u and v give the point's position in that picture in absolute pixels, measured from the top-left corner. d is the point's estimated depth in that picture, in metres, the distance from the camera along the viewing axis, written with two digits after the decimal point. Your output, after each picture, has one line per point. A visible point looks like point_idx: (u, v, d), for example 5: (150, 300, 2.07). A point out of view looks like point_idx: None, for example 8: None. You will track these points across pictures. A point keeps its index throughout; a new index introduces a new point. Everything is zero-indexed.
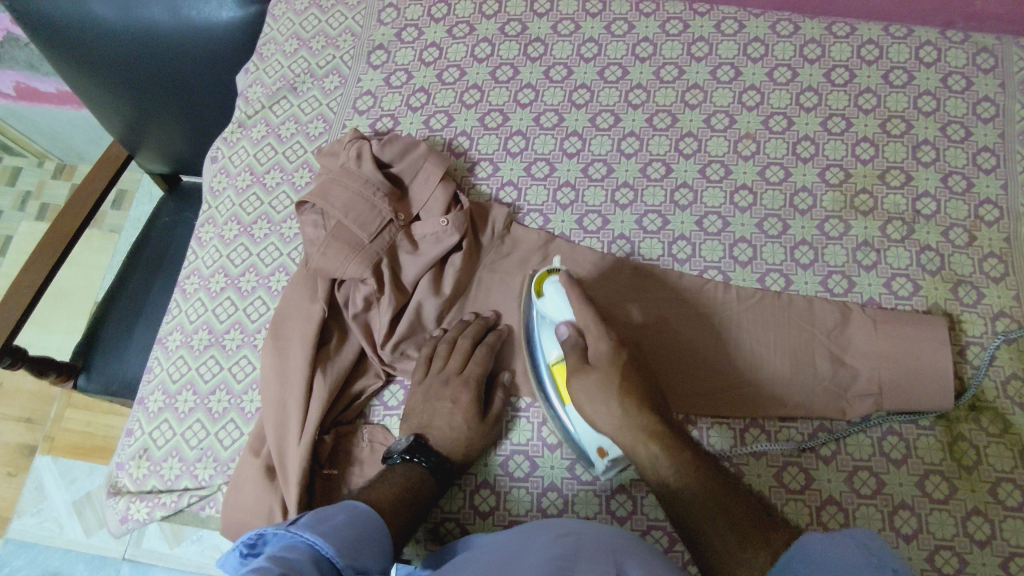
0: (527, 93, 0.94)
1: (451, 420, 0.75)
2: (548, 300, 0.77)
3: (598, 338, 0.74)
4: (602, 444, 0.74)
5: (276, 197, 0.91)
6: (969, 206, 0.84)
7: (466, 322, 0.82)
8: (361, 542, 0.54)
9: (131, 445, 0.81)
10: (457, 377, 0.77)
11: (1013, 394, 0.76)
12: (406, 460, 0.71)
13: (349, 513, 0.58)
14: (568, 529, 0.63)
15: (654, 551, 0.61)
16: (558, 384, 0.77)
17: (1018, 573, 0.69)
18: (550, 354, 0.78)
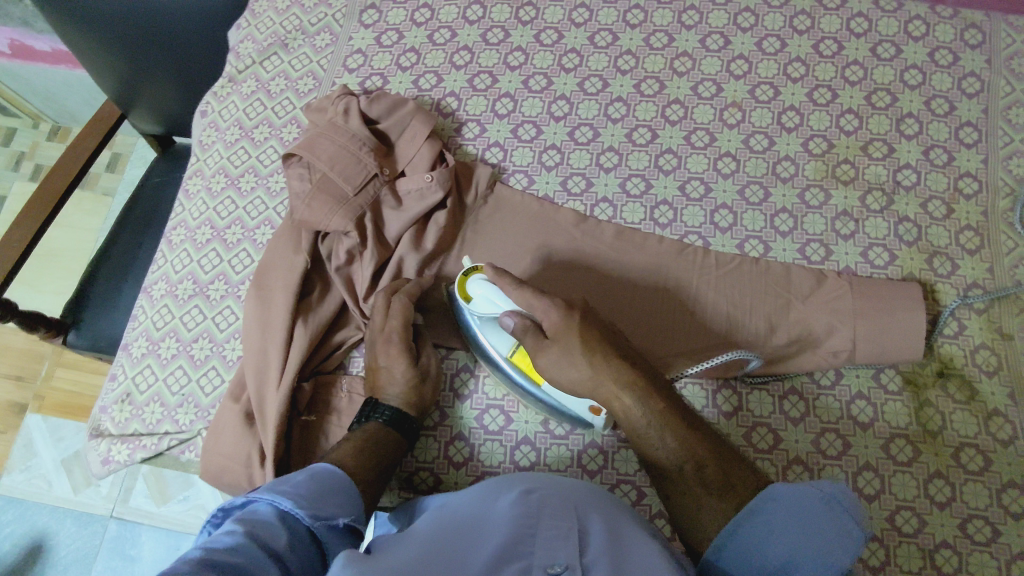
0: (517, 56, 0.94)
1: (391, 377, 0.75)
2: (479, 300, 0.74)
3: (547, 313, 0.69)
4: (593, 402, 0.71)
5: (263, 151, 0.91)
6: (949, 178, 0.85)
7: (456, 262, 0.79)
8: (326, 492, 0.58)
9: (114, 389, 0.83)
10: (382, 334, 0.76)
11: (981, 363, 0.78)
12: (364, 422, 0.74)
13: (309, 472, 0.60)
14: (530, 484, 0.62)
15: (617, 506, 0.62)
16: (524, 369, 0.73)
17: (975, 534, 0.71)
18: (500, 346, 0.74)
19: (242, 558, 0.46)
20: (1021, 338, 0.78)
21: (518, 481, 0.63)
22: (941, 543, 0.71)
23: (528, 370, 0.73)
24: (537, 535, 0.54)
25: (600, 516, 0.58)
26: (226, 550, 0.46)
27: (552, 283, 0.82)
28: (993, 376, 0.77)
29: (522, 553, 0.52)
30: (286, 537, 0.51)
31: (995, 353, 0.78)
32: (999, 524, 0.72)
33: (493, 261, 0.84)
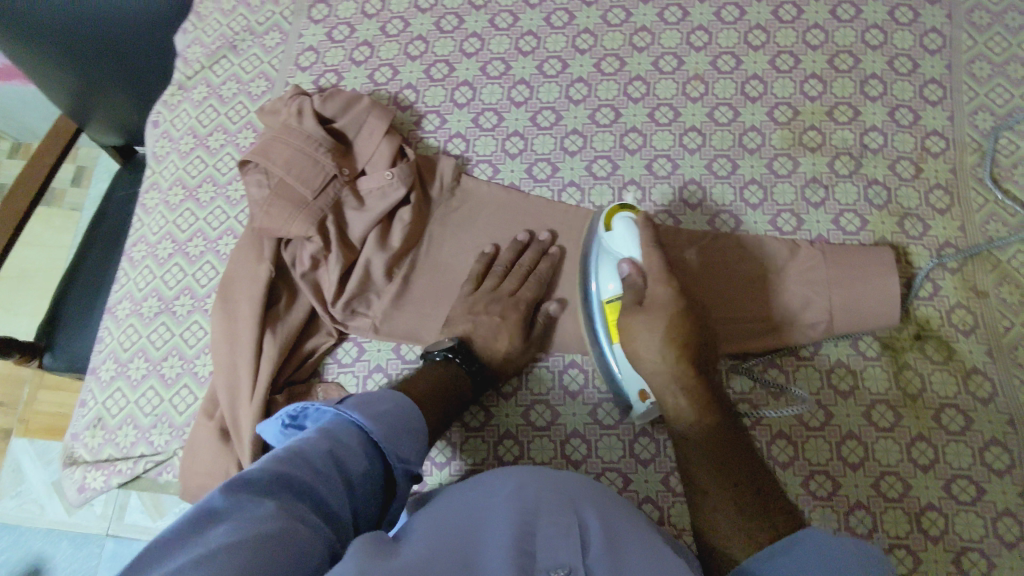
0: (472, 42, 0.92)
1: (498, 336, 0.75)
2: (616, 235, 0.73)
3: (657, 283, 0.68)
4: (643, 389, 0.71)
5: (219, 159, 0.89)
6: (916, 138, 0.84)
7: (521, 244, 0.81)
8: (407, 428, 0.59)
9: (85, 415, 0.81)
10: (509, 298, 0.77)
11: (957, 322, 0.78)
12: (447, 358, 0.73)
13: (394, 403, 0.60)
14: (521, 477, 0.57)
15: (611, 502, 0.57)
16: (608, 322, 0.73)
17: (960, 495, 0.72)
18: (604, 288, 0.74)
19: (316, 477, 0.49)
20: (996, 295, 0.78)
21: (508, 475, 0.57)
22: (927, 506, 0.72)
23: (611, 324, 0.73)
24: (537, 532, 0.49)
25: (598, 509, 0.55)
26: (304, 466, 0.49)
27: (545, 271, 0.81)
28: (970, 334, 0.77)
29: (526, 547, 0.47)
30: (363, 464, 0.54)
31: (971, 312, 0.78)
32: (982, 482, 0.72)
33: (467, 251, 0.83)
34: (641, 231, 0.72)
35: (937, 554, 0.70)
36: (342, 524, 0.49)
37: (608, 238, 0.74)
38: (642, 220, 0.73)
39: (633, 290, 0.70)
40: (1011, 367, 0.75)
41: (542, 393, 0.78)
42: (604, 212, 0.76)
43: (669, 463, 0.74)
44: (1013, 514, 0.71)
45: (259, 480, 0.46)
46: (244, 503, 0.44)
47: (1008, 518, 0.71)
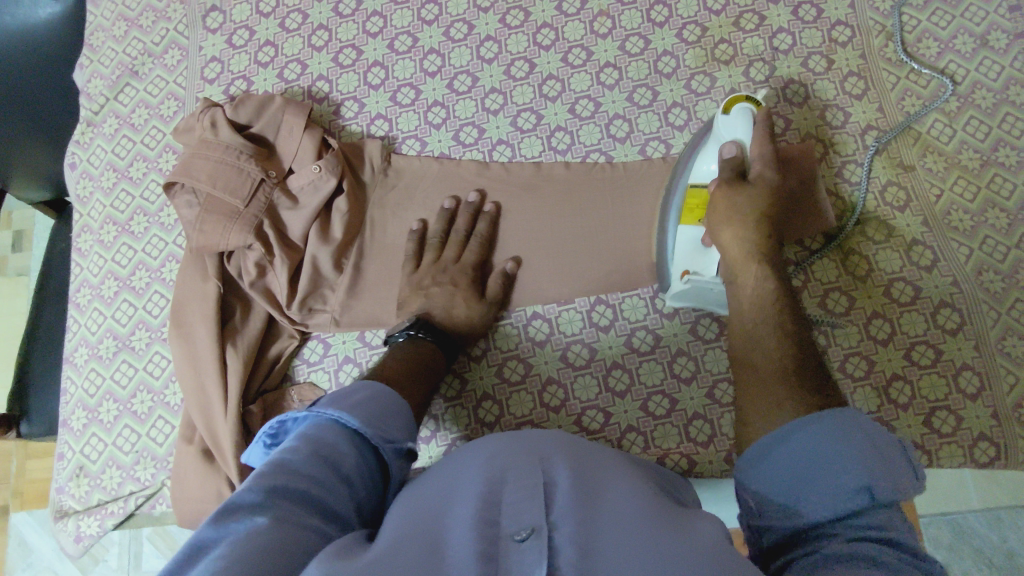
0: (375, 21, 0.91)
1: (455, 303, 0.76)
2: (733, 121, 0.69)
3: (765, 168, 0.68)
4: (690, 269, 0.72)
5: (146, 188, 0.87)
6: (823, 31, 0.86)
7: (451, 211, 0.82)
8: (388, 413, 0.56)
9: (65, 467, 0.80)
10: (455, 265, 0.79)
11: (892, 200, 0.80)
12: (412, 335, 0.73)
13: (371, 390, 0.58)
14: (491, 443, 0.57)
15: (587, 449, 0.58)
16: (687, 202, 0.72)
17: (921, 359, 0.75)
18: (703, 168, 0.72)
19: (310, 483, 0.46)
20: (922, 166, 0.81)
21: (483, 444, 0.57)
22: (893, 377, 0.75)
23: (692, 207, 0.72)
24: (503, 500, 0.48)
25: (573, 458, 0.55)
26: (292, 473, 0.46)
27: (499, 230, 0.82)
28: (904, 209, 0.80)
29: (488, 518, 0.47)
30: (353, 458, 0.51)
31: (903, 187, 0.80)
32: (939, 344, 0.75)
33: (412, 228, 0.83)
34: (758, 123, 0.68)
35: (908, 419, 0.74)
36: (345, 521, 0.47)
37: (721, 121, 0.70)
38: (761, 113, 0.68)
39: (736, 169, 0.68)
40: (948, 232, 0.78)
41: (511, 349, 0.80)
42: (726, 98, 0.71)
43: (646, 389, 0.76)
44: (971, 368, 0.74)
45: (247, 502, 0.43)
46: (236, 527, 0.41)
47: (967, 372, 0.74)
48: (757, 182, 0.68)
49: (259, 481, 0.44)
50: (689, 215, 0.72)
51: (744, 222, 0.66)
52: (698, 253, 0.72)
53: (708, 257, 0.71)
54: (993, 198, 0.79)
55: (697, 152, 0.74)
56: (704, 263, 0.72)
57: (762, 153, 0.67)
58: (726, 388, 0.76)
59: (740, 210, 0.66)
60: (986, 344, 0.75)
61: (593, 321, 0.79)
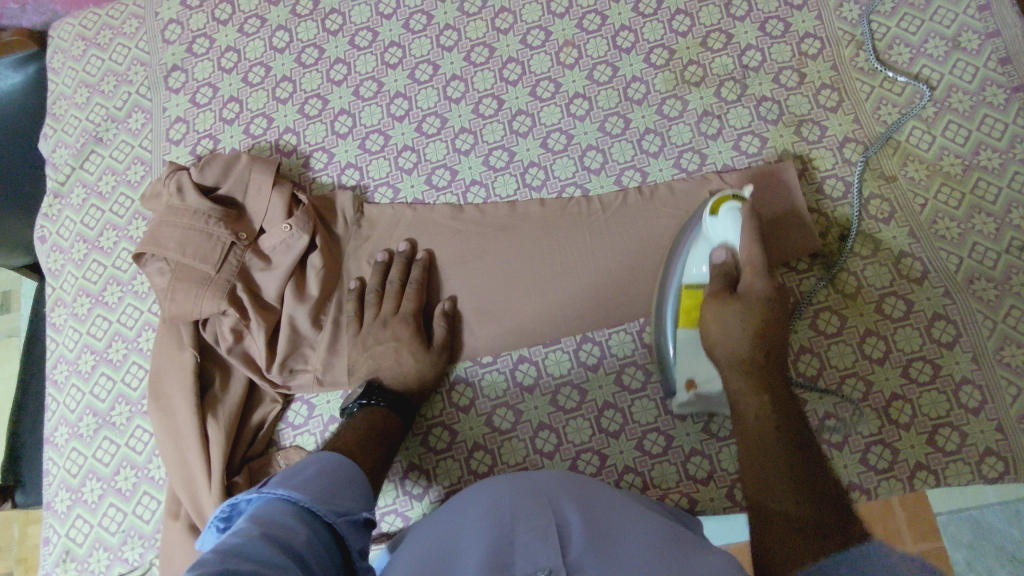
0: (339, 68, 0.89)
1: (399, 358, 0.74)
2: (721, 223, 0.69)
3: (755, 277, 0.66)
4: (692, 378, 0.70)
5: (117, 257, 0.86)
6: (792, 45, 0.84)
7: (384, 263, 0.80)
8: (337, 487, 0.56)
9: (52, 552, 0.78)
10: (394, 317, 0.77)
11: (876, 212, 0.78)
12: (365, 404, 0.71)
13: (319, 466, 0.59)
14: (500, 486, 0.57)
15: (595, 491, 0.58)
16: (682, 306, 0.71)
17: (919, 376, 0.73)
18: (693, 271, 0.71)
19: (259, 563, 0.42)
20: (904, 175, 0.79)
21: (490, 487, 0.58)
22: (892, 396, 0.73)
23: (686, 309, 0.71)
24: (515, 543, 0.49)
25: (580, 502, 0.55)
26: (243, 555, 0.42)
27: (467, 276, 0.80)
28: (890, 221, 0.78)
29: (502, 565, 0.47)
30: (303, 533, 0.48)
31: (887, 199, 0.79)
32: (936, 358, 0.73)
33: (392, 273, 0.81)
34: (747, 222, 0.68)
35: (911, 439, 0.72)
36: None
37: (711, 222, 0.70)
38: (748, 211, 0.68)
39: (726, 279, 0.68)
40: (935, 241, 0.77)
41: (499, 396, 0.78)
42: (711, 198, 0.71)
43: (640, 428, 0.74)
44: (971, 381, 0.72)
45: None
46: None
47: (967, 385, 0.72)
48: (751, 295, 0.66)
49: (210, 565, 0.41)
50: (685, 319, 0.71)
51: (736, 334, 0.65)
52: (698, 364, 0.70)
53: (708, 366, 0.70)
54: (979, 203, 0.77)
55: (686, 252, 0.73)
56: (705, 373, 0.70)
57: (751, 257, 0.67)
58: (721, 421, 0.74)
59: (733, 329, 0.65)
60: (985, 355, 0.73)
61: (581, 361, 0.77)
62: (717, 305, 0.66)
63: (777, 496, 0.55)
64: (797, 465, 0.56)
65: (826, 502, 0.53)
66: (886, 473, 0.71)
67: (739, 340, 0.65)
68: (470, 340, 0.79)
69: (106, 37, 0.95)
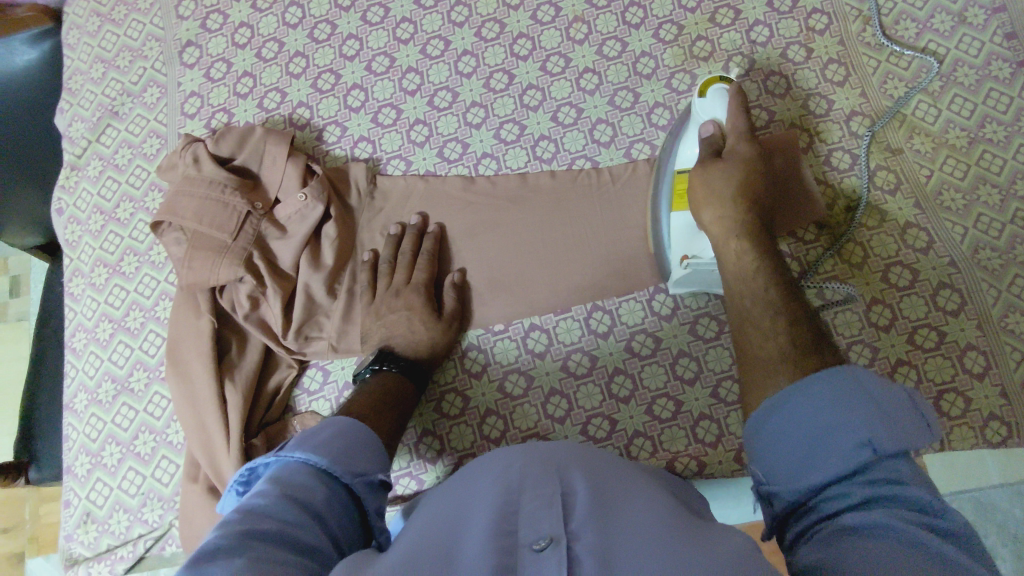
0: (351, 44, 0.91)
1: (411, 327, 0.76)
2: (708, 101, 0.73)
3: (739, 141, 0.70)
4: (687, 252, 0.73)
5: (134, 228, 0.87)
6: (800, 20, 0.85)
7: (397, 235, 0.81)
8: (354, 448, 0.56)
9: (72, 514, 0.79)
10: (406, 287, 0.78)
11: (882, 184, 0.80)
12: (377, 369, 0.73)
13: (336, 426, 0.58)
14: (508, 459, 0.58)
15: (604, 463, 0.59)
16: (675, 188, 0.74)
17: (924, 343, 0.74)
18: (685, 153, 0.75)
19: (281, 522, 0.45)
20: (910, 148, 0.80)
21: (498, 460, 0.58)
22: (898, 363, 0.74)
23: (678, 193, 0.73)
24: (521, 511, 0.49)
25: (590, 471, 0.55)
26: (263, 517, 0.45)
27: (478, 244, 0.81)
28: (896, 192, 0.79)
29: (506, 531, 0.47)
30: (322, 493, 0.50)
31: (893, 171, 0.80)
32: (942, 326, 0.74)
33: None
34: (733, 99, 0.71)
35: None
36: (322, 554, 0.46)
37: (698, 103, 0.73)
38: (734, 90, 0.72)
39: (714, 145, 0.71)
40: (941, 212, 0.78)
41: (511, 363, 0.79)
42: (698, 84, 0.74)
43: (649, 393, 0.76)
44: (976, 347, 0.74)
45: (220, 546, 0.41)
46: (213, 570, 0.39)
47: (972, 352, 0.73)
48: (732, 157, 0.70)
49: (232, 526, 0.43)
50: (678, 202, 0.73)
51: (722, 191, 0.68)
52: (692, 238, 0.72)
53: (703, 238, 0.72)
54: (984, 174, 0.78)
55: (678, 141, 0.76)
56: (699, 246, 0.72)
57: (737, 126, 0.71)
58: (730, 386, 0.75)
59: (720, 186, 0.68)
60: (989, 323, 0.74)
61: (592, 328, 0.79)
62: (706, 167, 0.69)
63: (764, 337, 0.59)
64: (781, 302, 0.61)
65: (807, 335, 0.57)
66: None
67: (724, 197, 0.67)
68: (483, 308, 0.80)
69: (121, 13, 0.96)
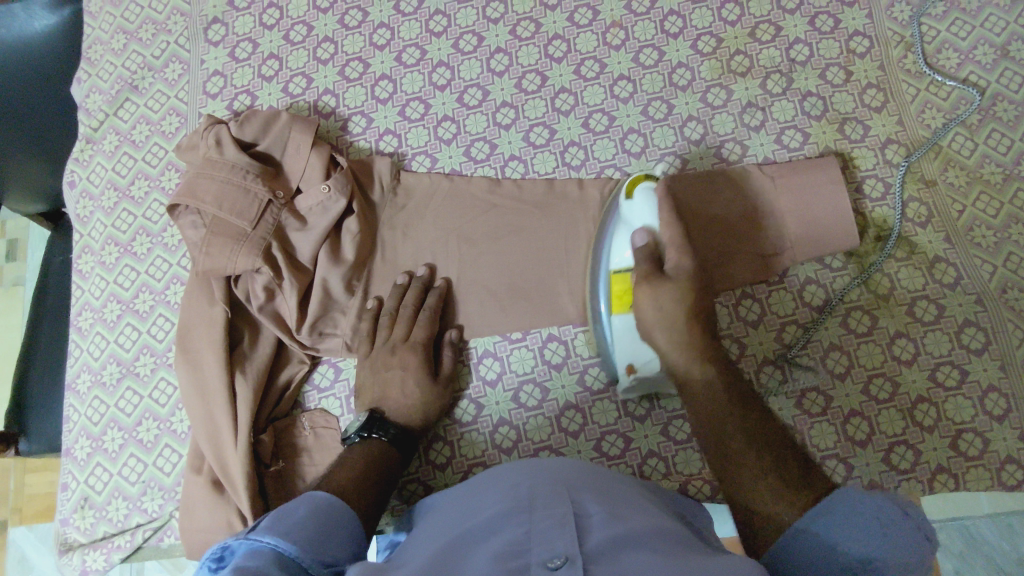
0: (382, 33, 0.88)
1: (404, 388, 0.73)
2: (637, 206, 0.70)
3: (678, 251, 0.67)
4: (632, 361, 0.72)
5: (148, 207, 0.85)
6: (841, 42, 0.84)
7: (402, 286, 0.78)
8: (328, 530, 0.51)
9: (69, 498, 0.78)
10: (404, 343, 0.75)
11: (913, 216, 0.79)
12: (365, 437, 0.70)
13: (310, 504, 0.53)
14: (517, 476, 0.57)
15: (614, 483, 0.57)
16: (614, 291, 0.72)
17: (945, 381, 0.74)
18: (619, 256, 0.72)
19: None
20: (944, 181, 0.79)
21: (508, 476, 0.57)
22: (917, 399, 0.73)
23: (618, 295, 0.72)
24: (532, 529, 0.48)
25: (601, 494, 0.53)
26: None
27: (492, 253, 0.80)
28: (927, 225, 0.78)
29: (518, 550, 0.45)
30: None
31: (925, 203, 0.79)
32: (964, 364, 0.74)
33: (423, 246, 0.81)
34: (661, 202, 0.69)
35: (935, 442, 0.72)
36: None
37: (629, 208, 0.71)
38: (660, 190, 0.69)
39: (650, 256, 0.68)
40: (971, 248, 0.77)
41: (527, 373, 0.78)
42: (627, 182, 0.73)
43: (665, 413, 0.75)
44: (997, 389, 0.73)
45: None
46: None
47: (993, 393, 0.73)
48: (675, 271, 0.67)
49: None
50: (619, 304, 0.72)
51: (671, 318, 0.66)
52: (635, 344, 0.71)
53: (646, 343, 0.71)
54: (1016, 213, 0.77)
55: (610, 238, 0.74)
56: (643, 355, 0.71)
57: (671, 233, 0.68)
58: None
59: (666, 306, 0.66)
60: (1012, 364, 0.73)
61: None
62: (653, 283, 0.67)
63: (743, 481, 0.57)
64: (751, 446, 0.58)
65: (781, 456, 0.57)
66: (907, 474, 0.72)
67: (673, 323, 0.66)
68: (496, 315, 0.79)
69: None
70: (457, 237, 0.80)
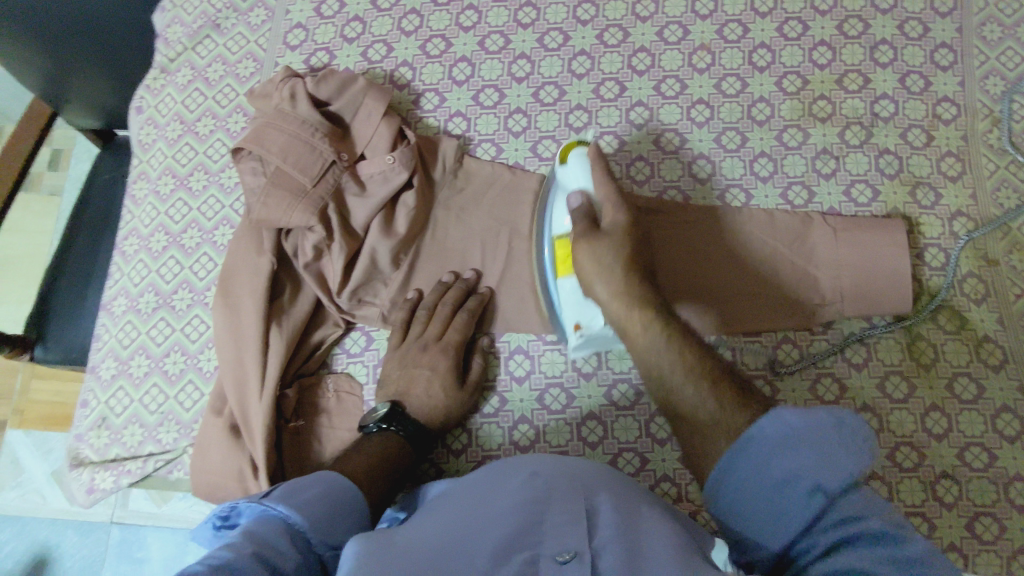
0: (469, 14, 0.88)
1: (429, 389, 0.73)
2: (570, 169, 0.73)
3: (614, 211, 0.70)
4: (580, 319, 0.73)
5: (210, 146, 0.85)
6: (927, 105, 0.83)
7: (446, 284, 0.78)
8: (339, 513, 0.51)
9: (87, 416, 0.79)
10: (436, 343, 0.75)
11: (969, 292, 0.77)
12: (382, 428, 0.70)
13: (325, 482, 0.53)
14: (534, 462, 0.57)
15: (628, 481, 0.58)
16: (557, 253, 0.74)
17: (973, 462, 0.73)
18: (559, 222, 0.74)
19: None
20: (1007, 263, 0.78)
21: (530, 463, 0.57)
22: (941, 474, 0.73)
23: (561, 258, 0.73)
24: (547, 520, 0.49)
25: (616, 490, 0.53)
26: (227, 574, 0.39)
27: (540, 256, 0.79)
28: (982, 303, 0.77)
29: (529, 541, 0.47)
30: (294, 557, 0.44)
31: (983, 281, 0.77)
32: (995, 450, 0.73)
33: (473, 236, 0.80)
34: (592, 163, 0.71)
35: (951, 520, 0.71)
36: None
37: (562, 172, 0.73)
38: (591, 153, 0.72)
39: (586, 216, 0.70)
40: None
41: (555, 376, 0.77)
42: (560, 149, 0.75)
43: None
44: None
45: None
46: None
47: (1019, 484, 0.72)
48: (612, 230, 0.69)
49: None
50: (562, 267, 0.73)
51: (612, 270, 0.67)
52: (579, 306, 0.73)
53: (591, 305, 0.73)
54: None
55: (550, 207, 0.76)
56: (589, 315, 0.73)
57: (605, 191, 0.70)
58: None
59: (606, 260, 0.68)
60: None
61: None
62: (590, 241, 0.69)
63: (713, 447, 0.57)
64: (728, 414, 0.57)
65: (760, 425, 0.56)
66: None
67: (615, 286, 0.67)
68: (533, 314, 0.78)
69: None
70: (508, 230, 0.80)
